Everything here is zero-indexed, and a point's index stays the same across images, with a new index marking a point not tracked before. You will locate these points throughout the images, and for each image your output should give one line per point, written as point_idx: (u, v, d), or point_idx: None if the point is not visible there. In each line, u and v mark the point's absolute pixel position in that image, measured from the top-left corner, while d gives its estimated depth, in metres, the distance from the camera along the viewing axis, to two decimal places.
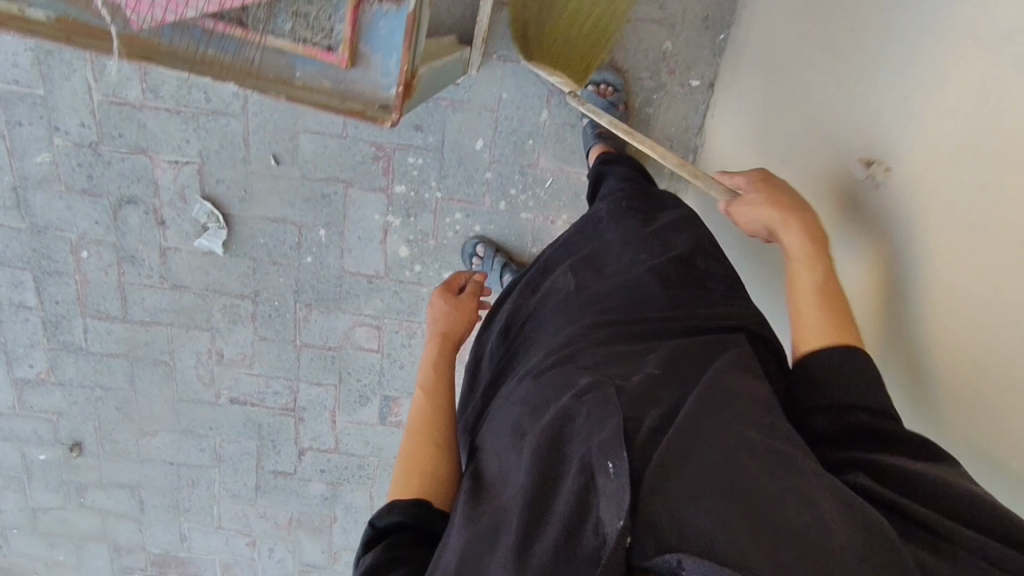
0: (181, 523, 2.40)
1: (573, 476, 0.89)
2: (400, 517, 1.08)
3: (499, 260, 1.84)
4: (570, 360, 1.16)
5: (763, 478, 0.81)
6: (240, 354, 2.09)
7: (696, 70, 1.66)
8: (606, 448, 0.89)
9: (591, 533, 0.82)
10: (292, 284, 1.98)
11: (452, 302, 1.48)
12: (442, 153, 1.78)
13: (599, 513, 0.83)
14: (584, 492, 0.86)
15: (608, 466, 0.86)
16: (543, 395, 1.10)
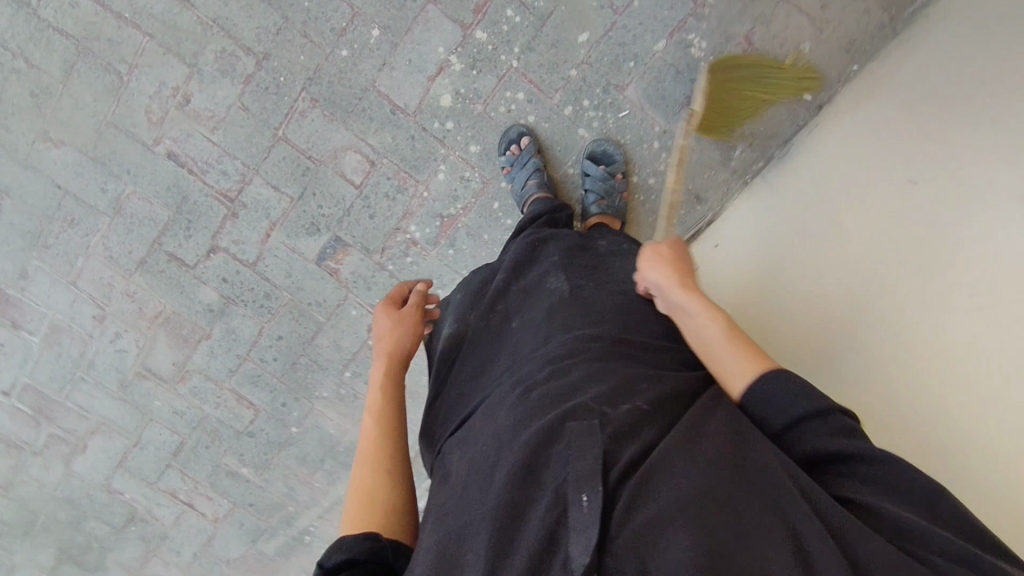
0: (27, 258, 2.00)
1: (543, 508, 0.84)
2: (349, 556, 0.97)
3: (534, 162, 1.71)
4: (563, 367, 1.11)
5: (744, 502, 0.80)
6: (210, 109, 1.79)
7: (813, 84, 1.63)
8: (583, 480, 0.85)
9: (559, 567, 0.78)
10: (310, 68, 1.74)
11: (396, 317, 1.35)
12: (542, 24, 1.65)
13: (568, 547, 0.79)
14: (554, 528, 0.81)
15: (583, 500, 0.82)
16: (527, 406, 1.04)
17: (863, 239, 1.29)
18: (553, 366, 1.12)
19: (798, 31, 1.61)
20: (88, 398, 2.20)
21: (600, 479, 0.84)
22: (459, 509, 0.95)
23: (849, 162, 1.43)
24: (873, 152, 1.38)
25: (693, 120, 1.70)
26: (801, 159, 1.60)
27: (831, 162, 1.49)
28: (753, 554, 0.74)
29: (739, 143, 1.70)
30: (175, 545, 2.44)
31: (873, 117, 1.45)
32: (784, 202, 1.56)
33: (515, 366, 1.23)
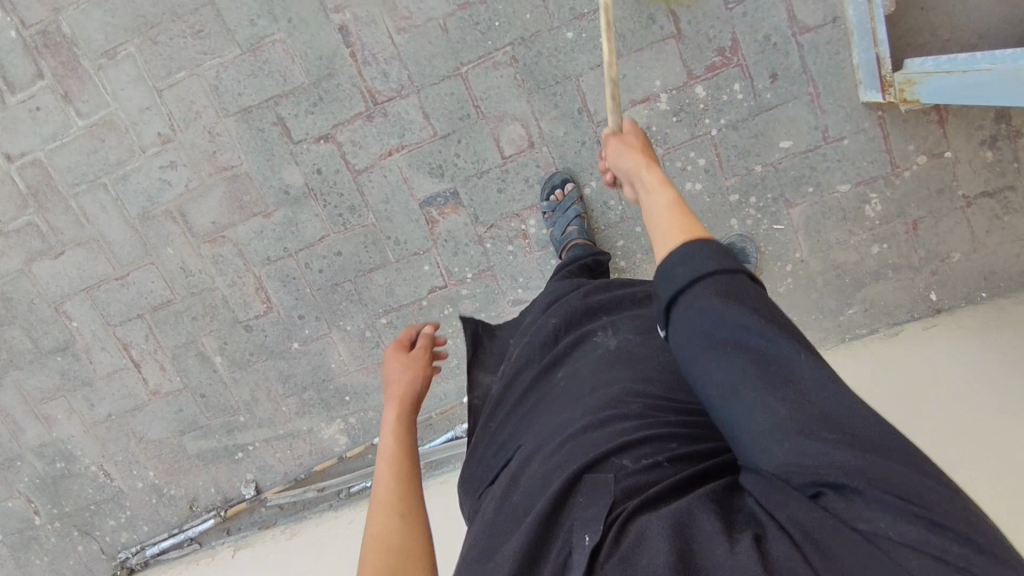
0: (126, 40, 1.78)
1: (551, 566, 0.74)
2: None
3: (575, 210, 1.71)
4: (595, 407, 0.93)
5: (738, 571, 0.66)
6: (410, 11, 1.69)
7: (942, 289, 1.75)
8: (591, 524, 0.75)
9: None
10: (529, 30, 1.67)
11: (405, 360, 1.21)
12: (758, 113, 1.67)
13: None
14: (556, 575, 0.73)
15: (584, 541, 0.73)
16: (557, 443, 0.90)
17: (989, 402, 1.35)
18: (594, 414, 0.92)
19: (956, 241, 1.72)
20: (97, 209, 1.95)
21: (604, 533, 0.73)
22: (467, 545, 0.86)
23: (929, 370, 1.52)
24: (955, 373, 1.47)
25: (831, 264, 1.77)
26: (880, 350, 1.70)
27: (908, 363, 1.59)
28: None
29: (856, 303, 1.79)
30: (93, 397, 2.17)
31: (965, 349, 1.56)
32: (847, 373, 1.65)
33: (545, 405, 1.00)
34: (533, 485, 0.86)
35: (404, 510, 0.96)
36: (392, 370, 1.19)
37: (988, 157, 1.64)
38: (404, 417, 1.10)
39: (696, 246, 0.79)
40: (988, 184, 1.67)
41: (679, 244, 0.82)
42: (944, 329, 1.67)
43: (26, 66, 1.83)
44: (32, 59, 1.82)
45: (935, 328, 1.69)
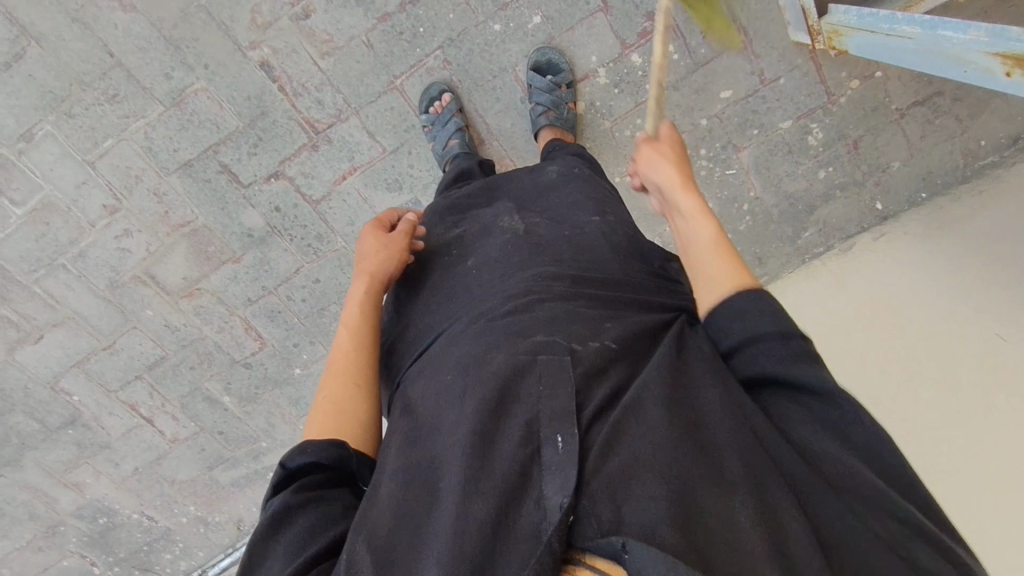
0: (39, 119, 1.68)
1: (515, 442, 0.82)
2: (314, 456, 0.91)
3: (455, 125, 1.65)
4: (523, 309, 1.05)
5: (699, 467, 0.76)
6: (329, 33, 1.63)
7: (887, 197, 1.86)
8: (553, 415, 0.84)
9: (533, 507, 0.76)
10: (455, 29, 1.63)
11: (382, 241, 1.27)
12: (696, 68, 1.69)
13: (542, 487, 0.77)
14: (527, 463, 0.80)
15: (555, 441, 0.81)
16: (498, 345, 0.99)
17: (883, 323, 1.59)
18: (516, 303, 1.08)
19: (894, 151, 1.82)
20: (63, 289, 1.92)
21: (578, 424, 0.82)
22: (432, 436, 0.92)
23: (896, 305, 1.60)
24: (919, 312, 1.55)
25: (783, 196, 1.86)
26: (853, 266, 1.79)
27: (883, 291, 1.65)
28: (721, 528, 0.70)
29: (811, 226, 1.90)
30: (115, 457, 2.25)
31: (933, 272, 1.59)
32: (821, 297, 1.77)
33: (483, 314, 1.10)
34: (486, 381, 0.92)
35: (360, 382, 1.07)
36: (369, 242, 1.27)
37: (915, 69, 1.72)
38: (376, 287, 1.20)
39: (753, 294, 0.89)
40: (917, 94, 1.75)
41: (733, 290, 0.91)
42: (878, 244, 1.80)
43: None
44: None
45: (874, 246, 1.81)
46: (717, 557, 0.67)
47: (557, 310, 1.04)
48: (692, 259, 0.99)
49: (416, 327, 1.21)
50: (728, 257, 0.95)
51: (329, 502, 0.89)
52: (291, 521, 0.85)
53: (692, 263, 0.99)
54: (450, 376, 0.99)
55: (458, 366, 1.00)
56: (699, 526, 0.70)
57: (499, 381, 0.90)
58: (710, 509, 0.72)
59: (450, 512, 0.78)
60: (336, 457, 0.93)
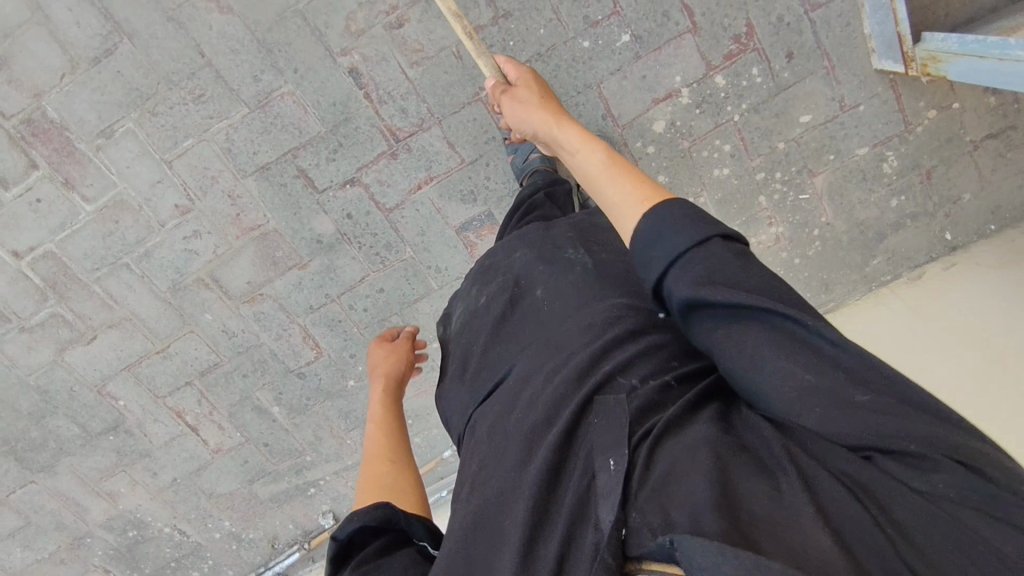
0: (121, 116, 1.68)
1: (575, 476, 0.80)
2: (363, 519, 0.92)
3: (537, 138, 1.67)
4: (577, 330, 1.00)
5: (742, 461, 0.73)
6: (420, 43, 1.65)
7: (957, 227, 1.87)
8: (608, 446, 0.80)
9: (590, 530, 0.73)
10: (545, 44, 1.66)
11: (390, 347, 1.35)
12: (777, 92, 1.72)
13: (596, 513, 0.74)
14: (584, 494, 0.77)
15: (609, 465, 0.77)
16: (553, 374, 0.95)
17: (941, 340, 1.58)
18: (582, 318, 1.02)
19: (966, 182, 1.83)
20: (123, 289, 1.89)
21: (628, 445, 0.79)
22: (493, 470, 0.89)
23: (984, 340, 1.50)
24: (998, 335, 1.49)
25: (854, 222, 1.88)
26: (934, 300, 1.71)
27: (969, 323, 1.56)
28: (766, 514, 0.66)
29: (880, 254, 1.91)
30: (155, 466, 2.18)
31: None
32: (888, 329, 1.72)
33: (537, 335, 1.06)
34: (540, 417, 0.90)
35: (390, 458, 1.11)
36: (377, 356, 1.34)
37: (991, 102, 1.76)
38: (388, 384, 1.27)
39: (665, 210, 0.83)
40: (992, 126, 1.78)
41: (646, 211, 0.86)
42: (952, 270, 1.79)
43: (15, 159, 1.72)
44: (21, 150, 1.71)
45: (949, 269, 1.80)
46: (761, 532, 0.63)
47: (624, 333, 0.96)
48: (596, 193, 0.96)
49: (471, 358, 1.16)
50: (638, 182, 0.91)
51: (398, 562, 0.87)
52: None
53: (593, 184, 0.97)
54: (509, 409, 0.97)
55: (515, 398, 0.98)
56: (746, 513, 0.66)
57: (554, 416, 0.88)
58: (756, 493, 0.68)
59: (514, 550, 0.76)
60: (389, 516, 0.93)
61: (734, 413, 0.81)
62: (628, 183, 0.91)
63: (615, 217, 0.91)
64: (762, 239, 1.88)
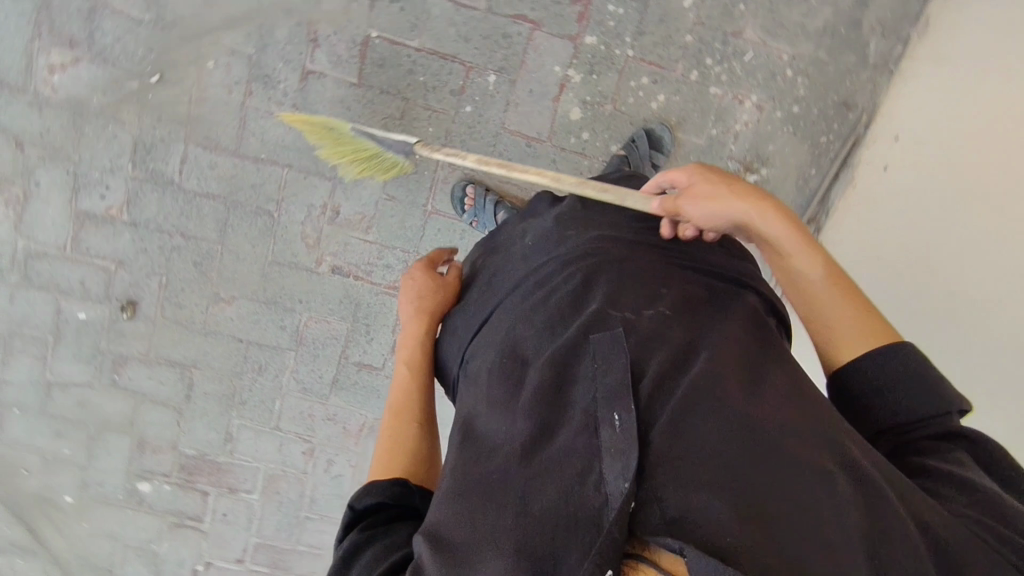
0: (227, 419, 2.03)
1: (576, 429, 0.86)
2: (381, 497, 0.99)
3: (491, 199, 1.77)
4: (563, 298, 1.07)
5: (757, 442, 0.82)
6: (360, 213, 1.83)
7: None
8: (609, 401, 0.87)
9: (593, 489, 0.79)
10: (441, 136, 1.76)
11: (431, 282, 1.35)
12: (646, 5, 1.68)
13: (602, 471, 0.80)
14: (587, 449, 0.83)
15: (613, 420, 0.85)
16: (544, 342, 1.03)
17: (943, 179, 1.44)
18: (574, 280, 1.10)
19: None
20: (319, 536, 2.18)
21: (634, 400, 0.86)
22: (486, 432, 0.95)
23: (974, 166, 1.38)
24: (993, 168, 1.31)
25: (817, 35, 1.72)
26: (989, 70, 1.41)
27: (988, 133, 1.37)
28: (793, 503, 0.77)
29: (870, 37, 1.71)
30: None
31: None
32: (922, 117, 1.58)
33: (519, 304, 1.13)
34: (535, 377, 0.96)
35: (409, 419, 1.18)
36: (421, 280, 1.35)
37: None
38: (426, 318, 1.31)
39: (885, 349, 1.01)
40: None
41: (872, 344, 1.04)
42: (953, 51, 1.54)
43: (193, 499, 2.13)
44: (191, 489, 2.11)
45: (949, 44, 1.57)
46: (795, 532, 0.74)
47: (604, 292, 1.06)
48: (813, 305, 1.10)
49: (460, 336, 1.23)
50: (871, 320, 1.06)
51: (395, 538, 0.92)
52: (372, 546, 0.92)
53: (813, 303, 1.10)
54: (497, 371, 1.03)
55: (502, 363, 1.04)
56: (772, 508, 0.76)
57: (548, 372, 0.95)
58: (793, 501, 0.77)
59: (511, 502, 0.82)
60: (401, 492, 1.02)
61: (714, 375, 0.90)
62: (852, 305, 1.07)
63: (829, 336, 1.07)
64: (744, 120, 1.78)
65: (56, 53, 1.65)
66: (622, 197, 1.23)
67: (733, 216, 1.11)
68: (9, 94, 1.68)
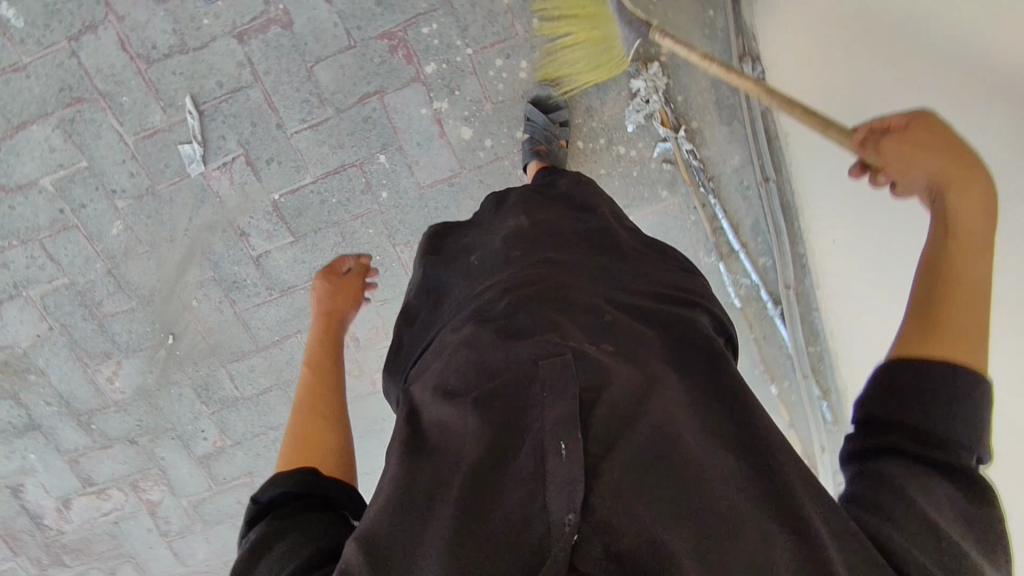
0: None
1: (526, 451, 0.75)
2: (285, 490, 0.89)
3: None
4: (508, 317, 0.97)
5: (716, 486, 0.73)
6: (374, 328, 1.99)
7: None
8: (562, 424, 0.75)
9: (535, 519, 0.69)
10: (383, 231, 1.86)
11: (337, 281, 1.42)
12: (450, 5, 1.65)
13: (545, 500, 0.70)
14: (536, 471, 0.73)
15: (562, 448, 0.73)
16: (487, 347, 0.93)
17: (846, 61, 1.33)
18: (519, 300, 1.01)
19: None
20: None
21: (581, 426, 0.75)
22: (429, 445, 0.83)
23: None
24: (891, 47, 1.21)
25: None
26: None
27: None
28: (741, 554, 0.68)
29: None
30: None
31: None
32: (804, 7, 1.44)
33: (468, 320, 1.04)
34: (485, 386, 0.85)
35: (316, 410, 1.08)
36: (329, 283, 1.41)
37: None
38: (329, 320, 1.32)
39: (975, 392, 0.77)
40: None
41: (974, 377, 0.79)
42: None
43: None
44: None
45: None
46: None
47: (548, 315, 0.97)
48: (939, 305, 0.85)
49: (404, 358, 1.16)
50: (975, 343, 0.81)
51: (305, 527, 0.83)
52: (271, 548, 0.81)
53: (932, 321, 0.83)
54: (444, 379, 0.92)
55: (450, 373, 0.93)
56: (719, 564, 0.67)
57: (499, 386, 0.84)
58: (743, 553, 0.68)
59: (442, 515, 0.72)
60: (312, 482, 0.91)
61: (662, 407, 0.81)
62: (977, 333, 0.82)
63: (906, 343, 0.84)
64: None
65: (106, 368, 2.01)
66: (624, 261, 1.16)
67: (931, 176, 0.89)
68: (104, 413, 2.07)
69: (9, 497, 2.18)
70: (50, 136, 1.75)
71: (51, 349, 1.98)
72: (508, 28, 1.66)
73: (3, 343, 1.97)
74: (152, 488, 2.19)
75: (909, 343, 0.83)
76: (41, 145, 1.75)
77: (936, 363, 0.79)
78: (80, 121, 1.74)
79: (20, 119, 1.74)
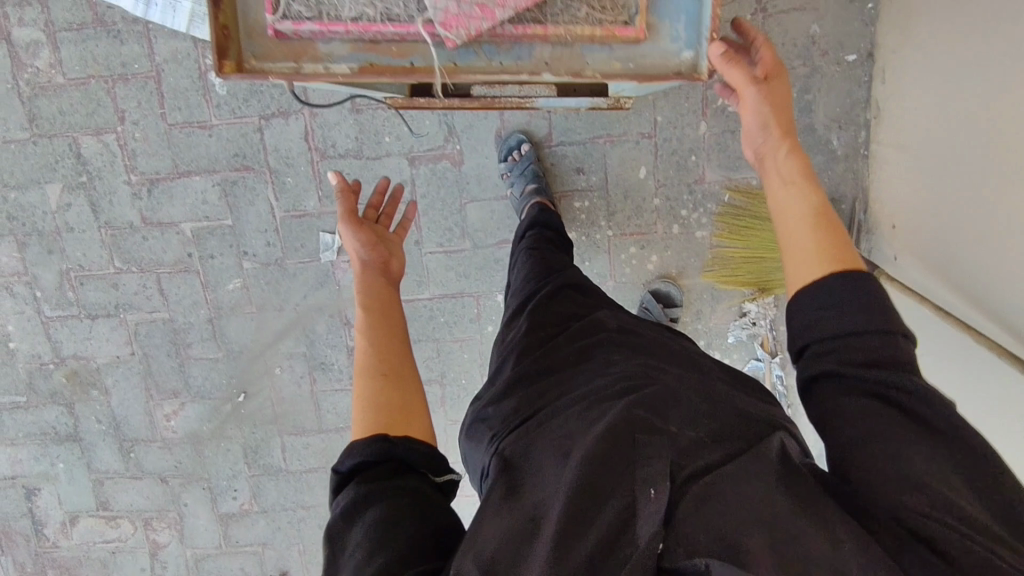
0: None
1: (617, 492, 0.80)
2: (363, 455, 0.95)
3: (530, 166, 1.73)
4: (598, 388, 1.03)
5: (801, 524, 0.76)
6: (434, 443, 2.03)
7: (848, 45, 1.67)
8: (651, 474, 0.81)
9: (625, 546, 0.75)
10: (476, 358, 1.96)
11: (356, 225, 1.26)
12: (607, 190, 1.80)
13: (635, 529, 0.76)
14: (625, 510, 0.78)
15: (650, 494, 0.79)
16: (580, 410, 0.99)
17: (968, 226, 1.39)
18: (607, 376, 1.06)
19: (799, 22, 1.67)
20: None
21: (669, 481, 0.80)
22: (528, 486, 0.90)
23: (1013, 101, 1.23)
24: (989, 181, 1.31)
25: None
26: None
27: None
28: None
29: (830, 132, 1.72)
30: None
31: None
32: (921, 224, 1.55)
33: (554, 393, 1.09)
34: (577, 440, 0.91)
35: (387, 372, 1.09)
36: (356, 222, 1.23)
37: None
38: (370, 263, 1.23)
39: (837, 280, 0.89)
40: None
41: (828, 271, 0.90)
42: (897, 173, 1.62)
43: None
44: None
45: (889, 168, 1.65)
46: None
47: (634, 379, 1.02)
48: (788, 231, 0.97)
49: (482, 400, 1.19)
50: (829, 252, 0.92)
51: (387, 513, 0.89)
52: (367, 512, 0.89)
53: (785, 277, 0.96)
54: (537, 435, 0.98)
55: (540, 435, 0.98)
56: None
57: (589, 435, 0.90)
58: None
59: (539, 541, 0.78)
60: (390, 454, 0.96)
61: (757, 472, 0.84)
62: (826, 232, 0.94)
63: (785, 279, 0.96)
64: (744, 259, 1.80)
65: (168, 405, 2.04)
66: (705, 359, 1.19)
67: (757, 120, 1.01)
68: (148, 445, 2.09)
69: (19, 497, 2.16)
70: (207, 190, 1.84)
71: (124, 373, 2.02)
72: (651, 222, 1.81)
73: (80, 354, 2.01)
74: (163, 529, 2.17)
75: (801, 274, 0.93)
76: (196, 195, 1.84)
77: (830, 284, 0.89)
78: (241, 187, 1.84)
79: (187, 167, 1.82)
